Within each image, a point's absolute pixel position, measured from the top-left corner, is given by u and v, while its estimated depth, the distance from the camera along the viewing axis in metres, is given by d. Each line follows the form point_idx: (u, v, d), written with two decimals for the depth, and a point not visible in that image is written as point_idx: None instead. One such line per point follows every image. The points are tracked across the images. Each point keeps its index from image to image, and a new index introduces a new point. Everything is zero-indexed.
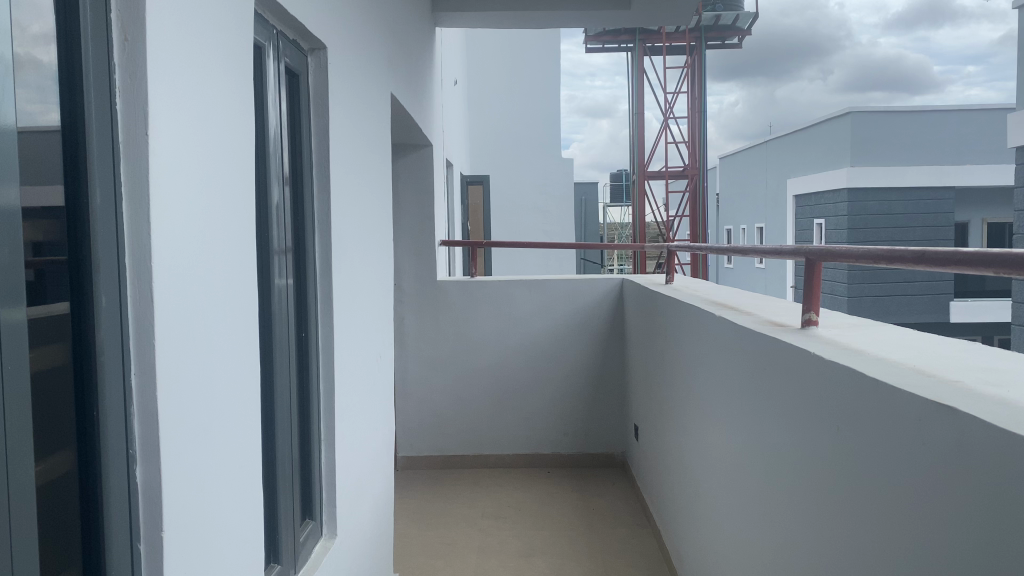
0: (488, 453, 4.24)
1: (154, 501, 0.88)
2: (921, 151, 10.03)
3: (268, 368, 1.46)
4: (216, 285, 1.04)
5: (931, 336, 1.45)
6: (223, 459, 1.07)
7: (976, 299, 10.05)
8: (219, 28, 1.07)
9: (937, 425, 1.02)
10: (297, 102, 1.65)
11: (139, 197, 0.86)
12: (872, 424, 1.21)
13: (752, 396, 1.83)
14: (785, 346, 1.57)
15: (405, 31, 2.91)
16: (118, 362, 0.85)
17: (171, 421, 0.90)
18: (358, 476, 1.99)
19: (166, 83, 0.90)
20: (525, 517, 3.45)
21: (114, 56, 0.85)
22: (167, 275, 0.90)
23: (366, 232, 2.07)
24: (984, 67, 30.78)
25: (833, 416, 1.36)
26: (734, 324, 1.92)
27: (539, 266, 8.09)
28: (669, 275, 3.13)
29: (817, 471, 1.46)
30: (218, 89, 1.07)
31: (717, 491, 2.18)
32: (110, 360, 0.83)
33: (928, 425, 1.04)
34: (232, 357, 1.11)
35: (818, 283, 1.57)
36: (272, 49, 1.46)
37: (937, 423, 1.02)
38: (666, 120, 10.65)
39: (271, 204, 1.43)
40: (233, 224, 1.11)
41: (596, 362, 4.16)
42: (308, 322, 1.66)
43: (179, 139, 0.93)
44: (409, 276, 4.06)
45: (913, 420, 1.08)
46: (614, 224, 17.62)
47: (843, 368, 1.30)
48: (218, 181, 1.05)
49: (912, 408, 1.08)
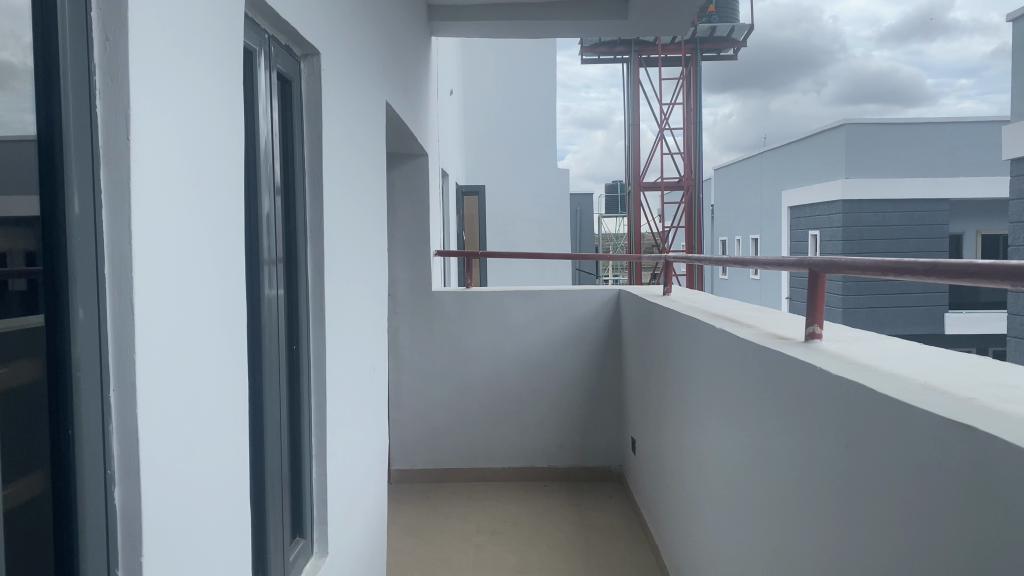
0: (484, 467, 4.19)
1: (133, 527, 0.84)
2: (916, 163, 9.99)
3: (256, 384, 1.41)
4: (201, 297, 1.00)
5: (940, 349, 1.42)
6: (207, 476, 1.02)
7: (971, 311, 10.08)
8: (206, 32, 1.03)
9: (951, 443, 0.98)
10: (288, 109, 1.61)
11: (120, 204, 0.82)
12: (883, 442, 1.16)
13: (755, 413, 1.79)
14: (790, 360, 1.53)
15: (401, 40, 2.89)
16: (96, 381, 0.81)
17: (153, 442, 0.86)
18: (350, 492, 1.94)
19: (150, 84, 0.86)
20: (521, 532, 3.41)
21: (96, 55, 0.81)
22: (148, 282, 0.85)
23: (359, 240, 2.02)
24: (977, 80, 31.03)
25: (840, 433, 1.32)
26: (736, 336, 1.88)
27: (534, 277, 8.06)
28: (666, 287, 3.10)
29: (823, 489, 1.42)
30: (206, 94, 1.03)
31: (717, 508, 2.14)
32: (86, 376, 0.79)
33: (941, 445, 1.00)
34: (217, 369, 1.06)
35: (821, 296, 1.53)
36: (263, 54, 1.42)
37: (951, 441, 0.98)
38: (661, 131, 10.59)
39: (261, 213, 1.39)
40: (220, 232, 1.07)
41: (592, 374, 4.12)
42: (299, 333, 1.62)
43: (163, 141, 0.89)
44: (404, 286, 4.02)
45: (928, 439, 1.04)
46: (609, 235, 17.64)
47: (852, 383, 1.25)
48: (204, 184, 1.01)
49: (926, 425, 1.04)
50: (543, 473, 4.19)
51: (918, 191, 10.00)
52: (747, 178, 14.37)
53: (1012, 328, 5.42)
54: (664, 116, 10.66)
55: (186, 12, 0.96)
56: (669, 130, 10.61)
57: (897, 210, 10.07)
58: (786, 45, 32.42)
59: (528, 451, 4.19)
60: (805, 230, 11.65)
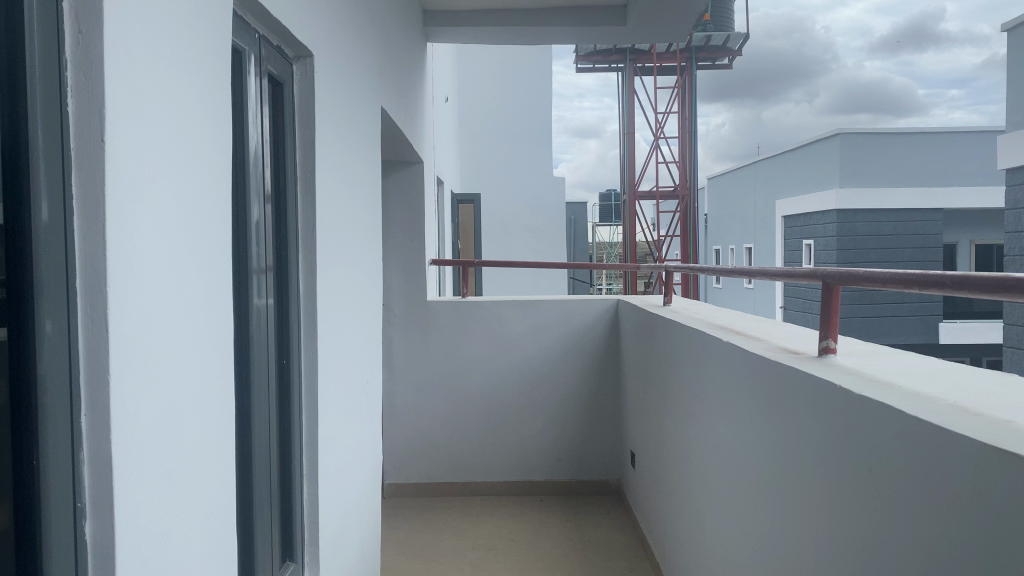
0: (479, 480, 4.11)
1: (106, 562, 0.77)
2: (911, 173, 9.98)
3: (244, 401, 1.34)
4: (183, 313, 0.93)
5: (962, 365, 1.36)
6: (189, 504, 0.95)
7: (964, 321, 10.06)
8: (190, 27, 0.96)
9: (982, 472, 0.91)
10: (279, 112, 1.54)
11: (92, 211, 0.75)
12: (905, 466, 1.10)
13: (762, 429, 1.72)
14: (802, 377, 1.46)
15: (398, 46, 2.84)
16: (64, 402, 0.74)
17: (128, 468, 0.79)
18: (343, 510, 1.87)
19: (127, 81, 0.79)
20: (517, 549, 3.33)
21: (66, 49, 0.74)
22: (123, 296, 0.78)
23: (353, 249, 1.96)
24: (968, 91, 31.18)
25: (856, 454, 1.25)
26: (745, 349, 1.81)
27: (530, 286, 7.99)
28: (667, 297, 3.05)
29: (834, 512, 1.35)
30: (191, 97, 0.96)
31: (722, 527, 2.07)
32: (54, 398, 0.72)
33: (971, 472, 0.93)
34: (201, 389, 0.99)
35: (836, 309, 1.47)
36: (253, 56, 1.35)
37: (982, 469, 0.91)
38: (655, 141, 10.63)
39: (250, 221, 1.33)
40: (204, 246, 1.00)
41: (590, 385, 4.05)
42: (290, 347, 1.55)
43: (142, 143, 0.83)
44: (399, 296, 3.95)
45: (956, 465, 0.97)
46: (603, 244, 17.59)
47: (870, 402, 1.19)
48: (187, 190, 0.95)
49: (955, 450, 0.97)
50: (540, 487, 4.11)
51: (912, 201, 9.99)
52: (740, 187, 14.35)
53: (1008, 337, 5.37)
54: (658, 125, 10.71)
55: (167, 4, 0.89)
56: (663, 138, 10.66)
57: (889, 220, 10.10)
58: (779, 55, 32.50)
59: (525, 465, 4.11)
60: (799, 239, 11.63)
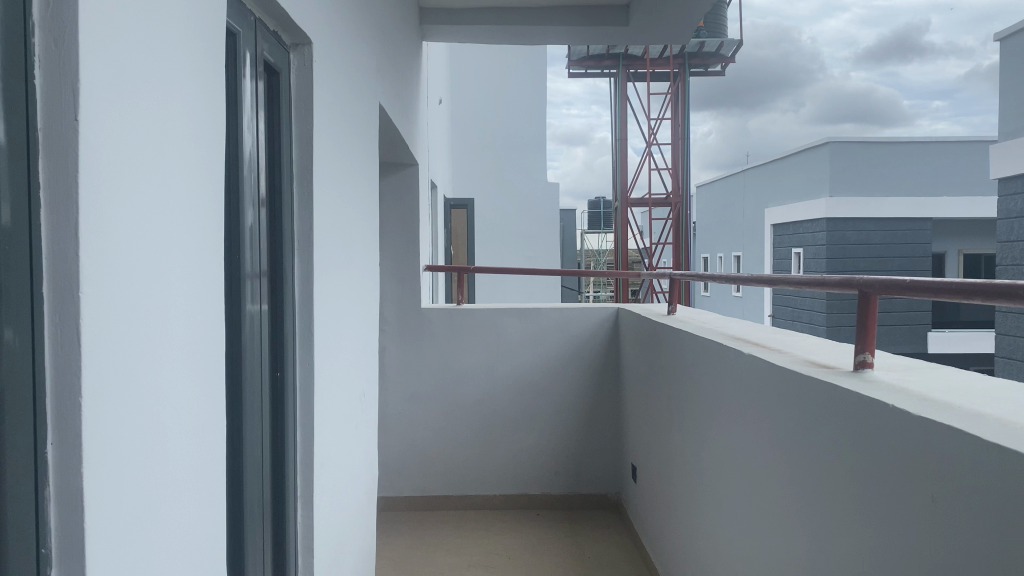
0: (473, 494, 3.99)
1: None
2: (902, 182, 9.96)
3: (235, 418, 1.22)
4: (165, 324, 0.81)
5: (1012, 382, 1.26)
6: (172, 543, 0.84)
7: (954, 330, 10.05)
8: (177, 15, 0.84)
9: None
10: (276, 103, 1.42)
11: (65, 207, 0.63)
12: (967, 500, 0.97)
13: (786, 443, 1.62)
14: (836, 391, 1.37)
15: (393, 42, 2.72)
16: (26, 412, 0.62)
17: (99, 501, 0.67)
18: (338, 533, 1.74)
19: (106, 53, 0.68)
20: (511, 568, 3.20)
21: (33, 15, 0.63)
22: (98, 302, 0.66)
23: (350, 249, 1.84)
24: (953, 100, 31.34)
25: (905, 483, 1.13)
26: (767, 361, 1.71)
27: (522, 294, 7.89)
28: (673, 305, 2.94)
29: (869, 540, 1.25)
30: (175, 84, 0.84)
31: (738, 551, 1.96)
32: (16, 408, 0.61)
33: None
34: (187, 409, 0.88)
35: (873, 319, 1.37)
36: (248, 41, 1.24)
37: None
38: (649, 146, 10.40)
39: (242, 224, 1.21)
40: (188, 247, 0.87)
41: (588, 394, 3.95)
42: (285, 358, 1.42)
43: (119, 123, 0.71)
44: (392, 303, 3.84)
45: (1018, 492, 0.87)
46: (592, 250, 17.43)
47: (922, 420, 1.09)
48: (173, 180, 0.83)
49: (1015, 477, 0.87)
50: (536, 501, 4.00)
51: (902, 210, 9.96)
52: (729, 195, 14.31)
53: (1000, 347, 5.33)
54: (652, 130, 10.49)
55: None
56: (656, 144, 10.43)
57: (880, 228, 10.05)
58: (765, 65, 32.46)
59: (520, 478, 4.00)
60: (788, 248, 11.56)
